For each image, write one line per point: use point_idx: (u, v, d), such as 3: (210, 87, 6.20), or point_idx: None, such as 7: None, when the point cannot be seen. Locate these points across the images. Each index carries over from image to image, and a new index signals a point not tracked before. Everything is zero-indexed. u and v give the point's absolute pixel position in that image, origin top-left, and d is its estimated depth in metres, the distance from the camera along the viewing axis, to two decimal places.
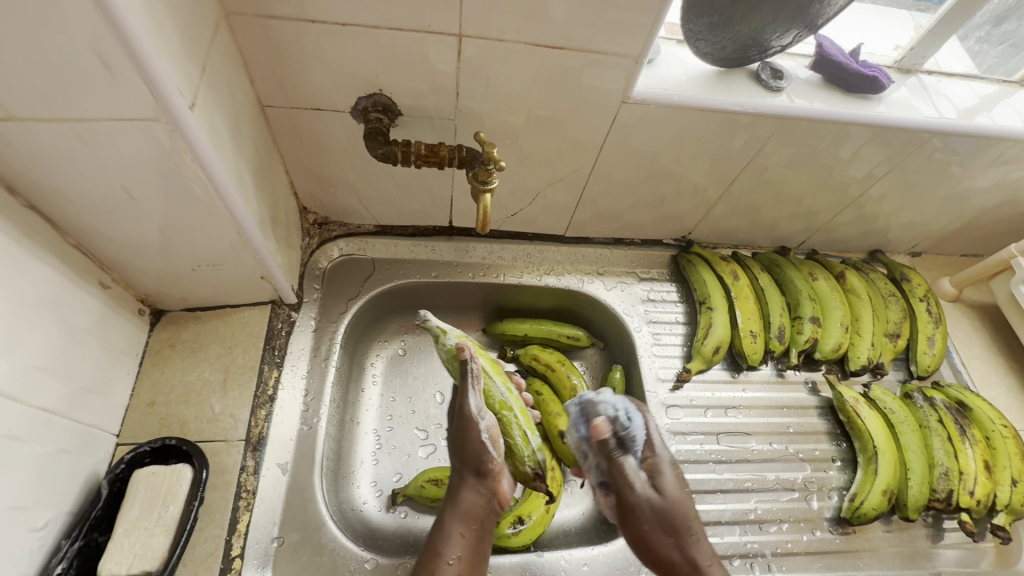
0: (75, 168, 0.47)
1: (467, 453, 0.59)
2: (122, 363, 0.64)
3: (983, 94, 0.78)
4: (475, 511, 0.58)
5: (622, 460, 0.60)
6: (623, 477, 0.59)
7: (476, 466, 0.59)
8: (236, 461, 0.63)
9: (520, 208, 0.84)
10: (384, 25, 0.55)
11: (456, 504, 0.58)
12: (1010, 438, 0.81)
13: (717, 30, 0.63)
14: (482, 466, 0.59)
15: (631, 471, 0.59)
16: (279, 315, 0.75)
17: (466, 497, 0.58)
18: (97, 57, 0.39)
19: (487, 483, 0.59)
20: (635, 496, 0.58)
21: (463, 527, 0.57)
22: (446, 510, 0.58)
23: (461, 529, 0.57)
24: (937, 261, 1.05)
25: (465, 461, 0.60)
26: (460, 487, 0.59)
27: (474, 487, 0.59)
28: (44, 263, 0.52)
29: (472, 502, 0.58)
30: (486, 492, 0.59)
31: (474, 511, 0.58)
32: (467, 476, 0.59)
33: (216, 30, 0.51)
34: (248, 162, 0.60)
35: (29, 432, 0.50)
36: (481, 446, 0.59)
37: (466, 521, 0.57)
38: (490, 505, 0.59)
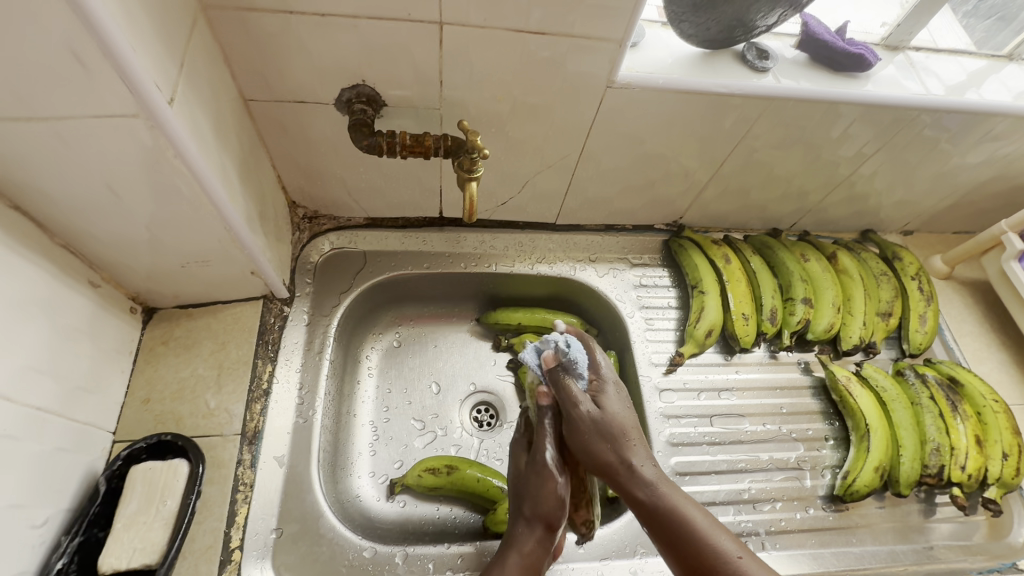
0: (58, 168, 0.47)
1: (540, 505, 0.62)
2: (115, 361, 0.64)
3: (971, 70, 0.78)
4: (533, 561, 0.60)
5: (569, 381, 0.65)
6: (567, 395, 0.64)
7: (546, 517, 0.62)
8: (232, 455, 0.64)
9: (509, 197, 0.84)
10: (364, 15, 0.55)
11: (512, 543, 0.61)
12: (1001, 412, 0.82)
13: (700, 10, 0.63)
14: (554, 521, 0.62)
15: (579, 396, 0.64)
16: (272, 310, 0.75)
17: (521, 539, 0.61)
18: (72, 53, 0.39)
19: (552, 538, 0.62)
20: (576, 410, 0.63)
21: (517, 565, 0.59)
22: (503, 548, 0.62)
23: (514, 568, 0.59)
24: (929, 239, 1.05)
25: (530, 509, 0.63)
26: (528, 538, 0.61)
27: (536, 531, 0.62)
28: (31, 263, 0.52)
29: (530, 547, 0.61)
30: (544, 541, 0.62)
31: (532, 560, 0.60)
32: (526, 518, 0.62)
33: (194, 24, 0.51)
34: (233, 157, 0.59)
35: (25, 431, 0.50)
36: (553, 500, 0.63)
37: (523, 564, 0.60)
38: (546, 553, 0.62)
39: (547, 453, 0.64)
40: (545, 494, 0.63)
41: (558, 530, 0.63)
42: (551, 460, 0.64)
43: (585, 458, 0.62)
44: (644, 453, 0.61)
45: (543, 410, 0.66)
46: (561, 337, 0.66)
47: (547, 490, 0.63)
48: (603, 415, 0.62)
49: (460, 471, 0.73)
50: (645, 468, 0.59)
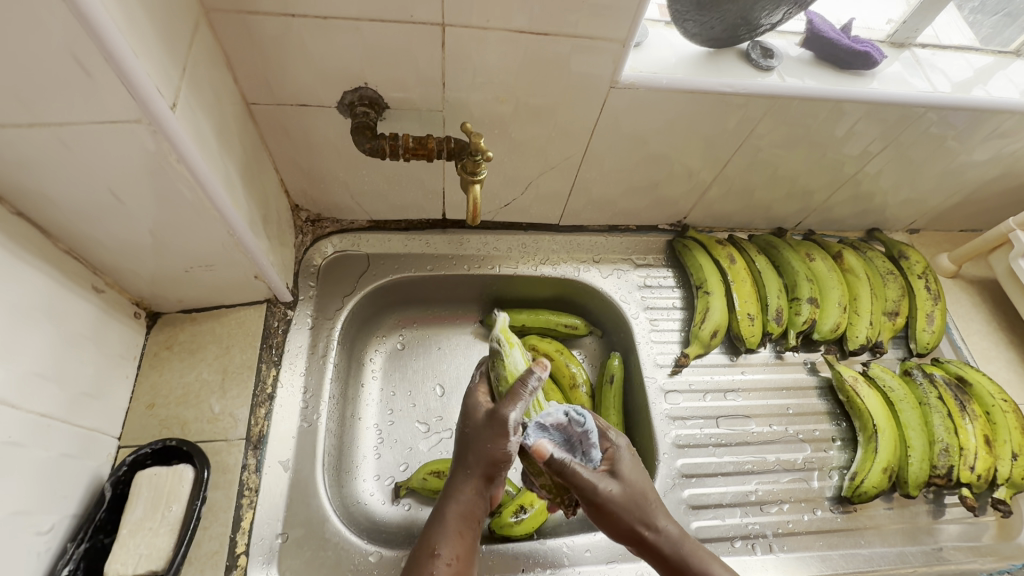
0: (62, 174, 0.47)
1: (478, 451, 0.54)
2: (119, 366, 0.64)
3: (978, 66, 0.77)
4: (473, 511, 0.53)
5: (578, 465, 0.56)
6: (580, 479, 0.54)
7: (487, 463, 0.54)
8: (237, 460, 0.64)
9: (513, 198, 0.83)
10: (366, 18, 0.54)
11: (455, 499, 0.54)
12: (1010, 412, 0.81)
13: (704, 9, 0.62)
14: (494, 467, 0.55)
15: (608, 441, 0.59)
16: (276, 314, 0.75)
17: (466, 495, 0.54)
18: (75, 59, 0.39)
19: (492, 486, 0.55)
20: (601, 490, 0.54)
21: (461, 526, 0.52)
22: (441, 507, 0.54)
23: (459, 529, 0.52)
24: (935, 237, 1.04)
25: (469, 461, 0.55)
26: (462, 484, 0.54)
27: (479, 485, 0.54)
28: (35, 269, 0.51)
29: (473, 503, 0.54)
30: (487, 491, 0.55)
31: (472, 510, 0.53)
32: (473, 474, 0.54)
33: (196, 28, 0.51)
34: (236, 161, 0.59)
35: (30, 438, 0.50)
36: (504, 454, 0.54)
37: (464, 519, 0.53)
38: (485, 503, 0.55)
39: (512, 411, 0.55)
40: (575, 479, 0.55)
41: (499, 478, 0.56)
42: (591, 473, 0.55)
43: (614, 506, 0.54)
44: (666, 516, 0.54)
45: (502, 372, 0.60)
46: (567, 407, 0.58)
47: (587, 489, 0.54)
48: (625, 500, 0.54)
49: None
50: (671, 526, 0.54)
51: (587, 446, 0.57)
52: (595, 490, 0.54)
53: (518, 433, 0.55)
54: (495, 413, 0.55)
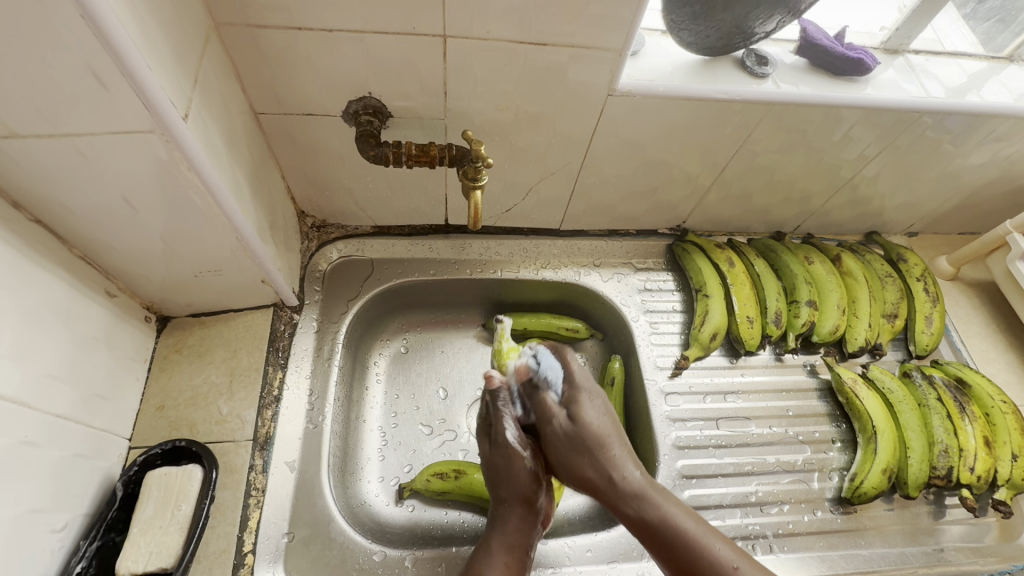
0: (78, 182, 0.49)
1: (515, 486, 0.58)
2: (130, 369, 0.66)
3: (971, 72, 0.79)
4: (518, 542, 0.58)
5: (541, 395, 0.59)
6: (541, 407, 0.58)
7: (522, 495, 0.58)
8: (244, 461, 0.65)
9: (514, 204, 0.85)
10: (370, 30, 0.56)
11: (500, 530, 0.58)
12: (1010, 413, 0.81)
13: (699, 19, 0.64)
14: (529, 496, 0.58)
15: (575, 378, 0.60)
16: (282, 317, 0.77)
17: (510, 524, 0.58)
18: (92, 73, 0.40)
19: (534, 513, 0.59)
20: (551, 424, 0.57)
21: (507, 556, 0.56)
22: (489, 538, 0.58)
23: (505, 558, 0.56)
24: (934, 240, 1.05)
25: (506, 493, 0.59)
26: (504, 516, 0.59)
27: (521, 514, 0.58)
28: (51, 275, 0.53)
29: (517, 532, 0.58)
30: (532, 521, 0.59)
31: (518, 541, 0.58)
32: (512, 503, 0.59)
33: (207, 42, 0.53)
34: (244, 169, 0.61)
35: (46, 438, 0.52)
36: (529, 476, 0.58)
37: (510, 549, 0.57)
38: (533, 529, 0.59)
39: (507, 433, 0.59)
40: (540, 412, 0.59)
41: (540, 505, 0.59)
42: (551, 401, 0.59)
43: (568, 438, 0.56)
44: (630, 469, 0.54)
45: (496, 395, 0.60)
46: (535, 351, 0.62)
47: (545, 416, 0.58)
48: (572, 439, 0.56)
49: (468, 476, 0.74)
50: (631, 476, 0.54)
51: (549, 382, 0.60)
52: (548, 419, 0.58)
53: (526, 449, 0.59)
54: (497, 438, 0.59)
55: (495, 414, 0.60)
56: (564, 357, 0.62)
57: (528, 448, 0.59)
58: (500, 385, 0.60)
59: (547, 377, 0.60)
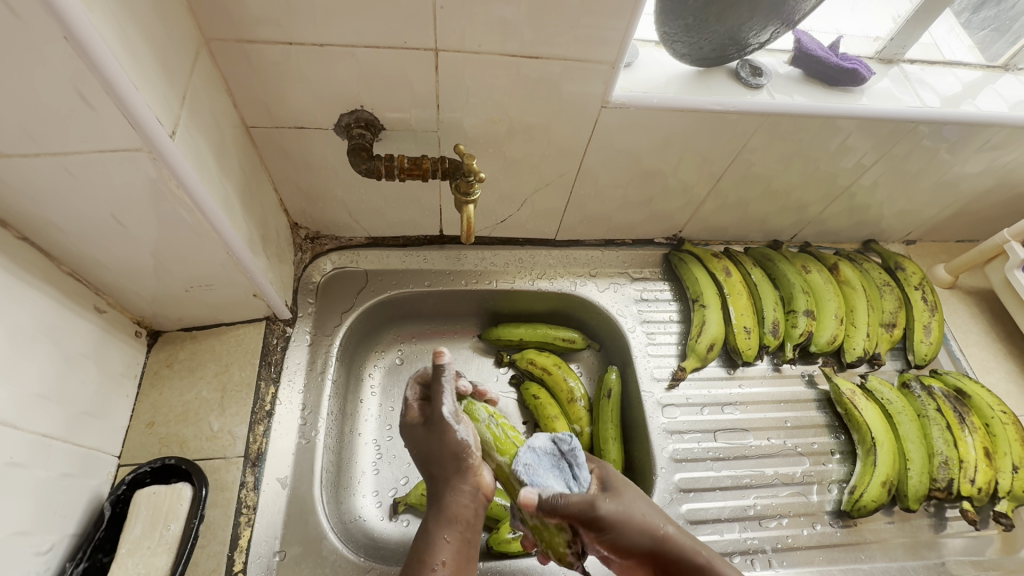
0: (65, 200, 0.48)
1: (443, 453, 0.54)
2: (120, 385, 0.65)
3: (966, 81, 0.79)
4: (462, 514, 0.52)
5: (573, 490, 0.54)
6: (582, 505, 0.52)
7: (455, 466, 0.54)
8: (235, 478, 0.64)
9: (509, 214, 0.84)
10: (362, 44, 0.56)
11: (441, 507, 0.52)
12: (1010, 424, 0.80)
13: (693, 31, 0.64)
14: (461, 460, 0.54)
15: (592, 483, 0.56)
16: (274, 331, 0.76)
17: (450, 498, 0.52)
18: (77, 93, 0.40)
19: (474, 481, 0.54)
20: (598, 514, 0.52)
21: (449, 532, 0.51)
22: (430, 514, 0.52)
23: (447, 535, 0.50)
24: (932, 248, 1.04)
25: (442, 461, 0.54)
26: (444, 488, 0.53)
27: (460, 487, 0.53)
28: (38, 293, 0.53)
29: (460, 506, 0.52)
30: (472, 490, 0.53)
31: (461, 513, 0.52)
32: (449, 476, 0.54)
33: (196, 58, 0.52)
34: (235, 184, 0.61)
35: (32, 458, 0.51)
36: (460, 447, 0.54)
37: (454, 522, 0.51)
38: (476, 504, 0.53)
39: (444, 407, 0.56)
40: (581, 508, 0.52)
41: (477, 471, 0.55)
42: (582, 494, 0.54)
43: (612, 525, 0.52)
44: (680, 540, 0.54)
45: (442, 369, 0.57)
46: (554, 437, 0.58)
47: (590, 510, 0.52)
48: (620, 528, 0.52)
49: None
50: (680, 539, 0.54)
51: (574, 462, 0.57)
52: (590, 507, 0.52)
53: (458, 421, 0.56)
54: (432, 416, 0.56)
55: (436, 385, 0.57)
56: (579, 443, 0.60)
57: (460, 421, 0.56)
58: (449, 362, 0.57)
59: (575, 453, 0.57)
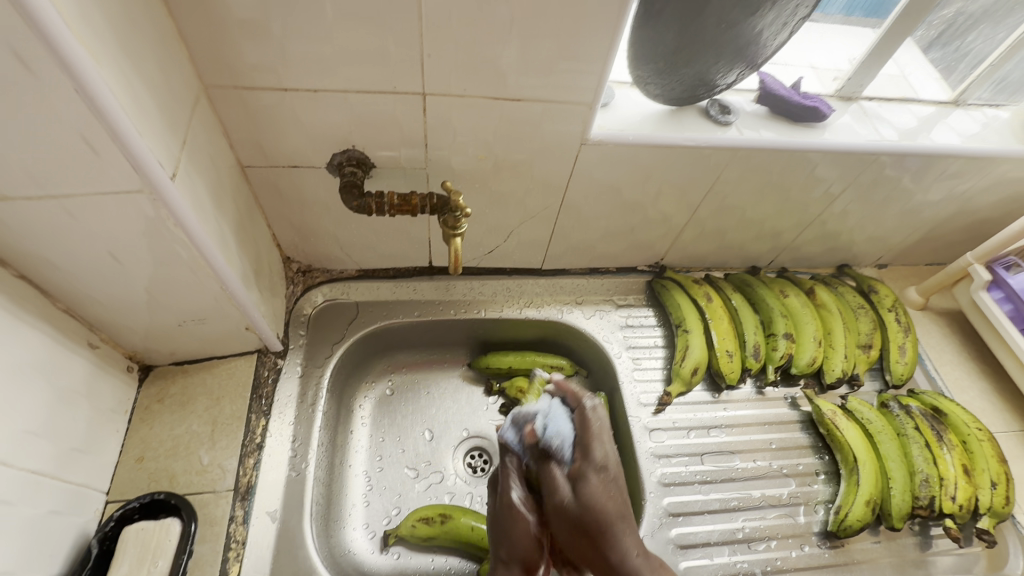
0: (67, 241, 0.50)
1: (516, 547, 0.56)
2: (110, 421, 0.65)
3: (922, 116, 0.84)
4: None
5: (552, 469, 0.56)
6: (548, 481, 0.55)
7: (523, 559, 0.56)
8: (225, 512, 0.64)
9: (495, 245, 0.87)
10: (353, 90, 0.59)
11: None
12: (986, 441, 0.83)
13: (664, 74, 0.69)
14: (530, 561, 0.56)
15: (562, 479, 0.55)
16: (265, 363, 0.77)
17: None
18: (84, 140, 0.42)
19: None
20: (557, 501, 0.54)
21: None
22: None
23: None
24: (903, 271, 1.08)
25: (512, 554, 0.56)
26: None
27: None
28: (36, 330, 0.54)
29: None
30: None
31: None
32: (512, 572, 0.56)
33: (197, 104, 0.56)
34: (230, 221, 0.63)
35: (20, 496, 0.51)
36: (531, 543, 0.56)
37: None
38: None
39: (513, 493, 0.58)
40: (553, 481, 0.55)
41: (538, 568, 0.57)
42: (558, 475, 0.55)
43: (570, 515, 0.53)
44: (629, 545, 0.53)
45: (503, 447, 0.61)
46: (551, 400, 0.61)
47: (557, 493, 0.54)
48: (585, 498, 0.53)
49: (454, 520, 0.75)
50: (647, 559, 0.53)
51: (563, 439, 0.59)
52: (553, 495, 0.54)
53: (528, 511, 0.57)
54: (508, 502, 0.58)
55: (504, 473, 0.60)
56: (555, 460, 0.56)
57: (531, 510, 0.57)
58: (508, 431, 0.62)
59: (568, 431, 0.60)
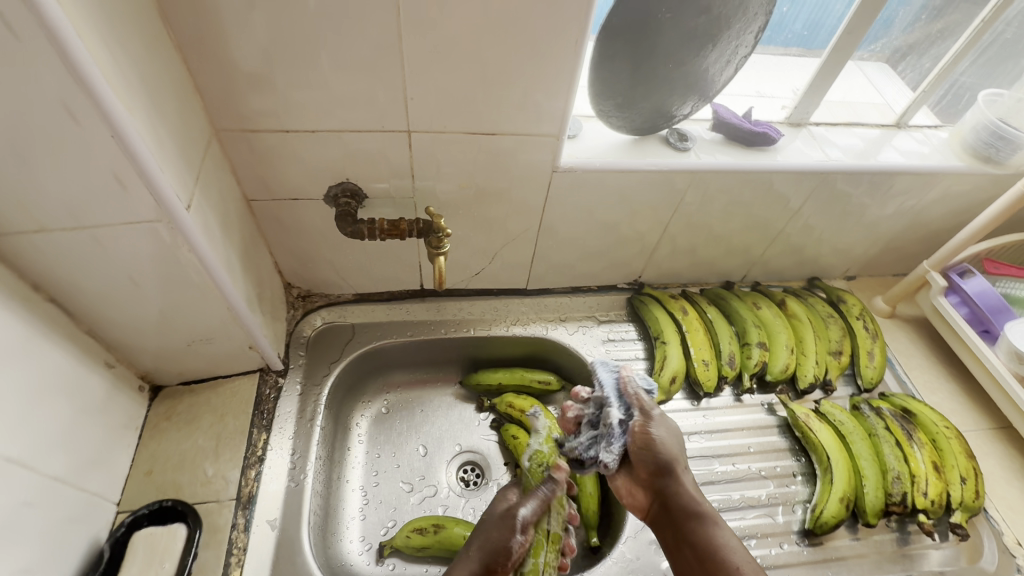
0: (93, 267, 0.57)
1: (488, 544, 0.65)
2: (123, 436, 0.70)
3: (866, 138, 0.92)
4: None
5: (639, 400, 0.72)
6: (644, 408, 0.72)
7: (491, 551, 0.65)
8: (227, 520, 0.68)
9: (482, 267, 0.94)
10: (346, 130, 0.67)
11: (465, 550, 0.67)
12: (954, 438, 0.87)
13: (624, 107, 0.77)
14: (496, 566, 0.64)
15: (647, 405, 0.72)
16: (267, 382, 0.82)
17: (477, 542, 0.66)
18: (115, 178, 0.49)
19: None
20: (650, 421, 0.71)
21: None
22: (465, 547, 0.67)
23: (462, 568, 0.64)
24: (871, 282, 1.14)
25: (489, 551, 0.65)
26: (474, 541, 0.67)
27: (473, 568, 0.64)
28: (62, 349, 0.60)
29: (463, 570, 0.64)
30: None
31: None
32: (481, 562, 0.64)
33: (208, 145, 0.63)
34: (236, 249, 0.69)
35: (42, 500, 0.56)
36: (502, 547, 0.65)
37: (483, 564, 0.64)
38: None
39: (524, 508, 0.68)
40: (643, 404, 0.72)
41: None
42: (648, 401, 0.73)
43: (653, 444, 0.70)
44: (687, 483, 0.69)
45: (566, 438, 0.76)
46: (644, 373, 0.77)
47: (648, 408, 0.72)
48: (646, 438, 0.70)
49: (447, 530, 0.78)
50: (684, 484, 0.69)
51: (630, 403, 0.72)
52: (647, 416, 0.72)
53: (523, 530, 0.66)
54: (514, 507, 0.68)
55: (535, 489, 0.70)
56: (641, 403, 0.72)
57: (524, 531, 0.66)
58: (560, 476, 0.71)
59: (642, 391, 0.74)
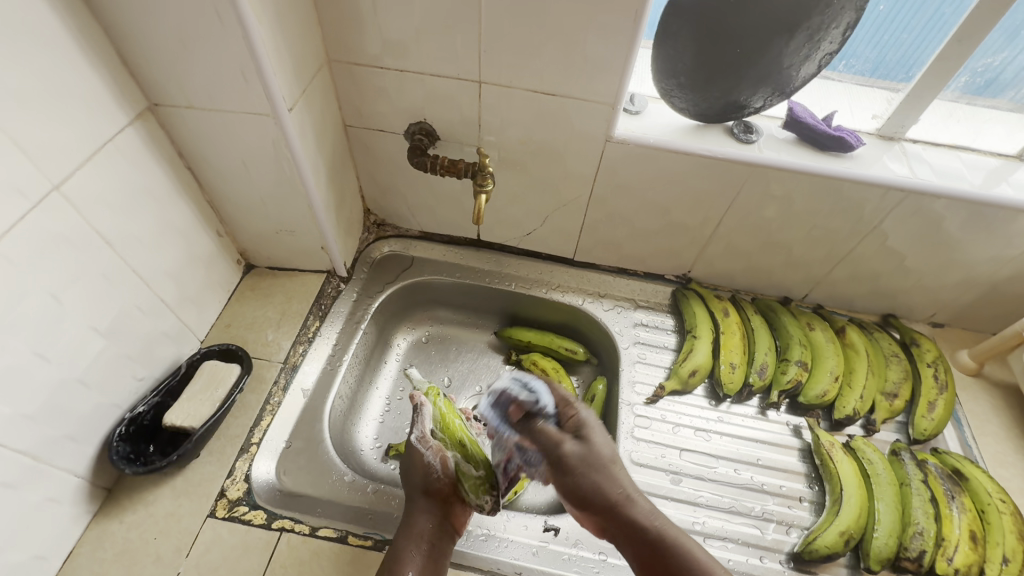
0: (220, 147, 0.74)
1: (414, 479, 0.72)
2: (218, 292, 0.89)
3: (970, 164, 0.83)
4: (424, 533, 0.67)
5: (541, 424, 0.69)
6: (551, 437, 0.67)
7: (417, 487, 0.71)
8: (272, 376, 0.84)
9: (533, 228, 1.01)
10: (429, 73, 0.78)
11: (409, 525, 0.68)
12: (1007, 514, 0.76)
13: (688, 89, 0.79)
14: (429, 487, 0.71)
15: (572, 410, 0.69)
16: (331, 283, 0.97)
17: (415, 518, 0.68)
18: (241, 74, 0.64)
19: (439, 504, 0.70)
20: (558, 442, 0.67)
21: (416, 550, 0.66)
22: (400, 534, 0.67)
23: (412, 551, 0.65)
24: (962, 335, 1.01)
25: (414, 482, 0.72)
26: (414, 512, 0.69)
27: (424, 509, 0.69)
28: (189, 208, 0.78)
29: (424, 524, 0.67)
30: (434, 512, 0.69)
31: (423, 531, 0.67)
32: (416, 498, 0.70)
33: (319, 70, 0.78)
34: (326, 161, 0.84)
35: (150, 312, 0.74)
36: (427, 469, 0.72)
37: (417, 538, 0.66)
38: (439, 523, 0.68)
39: (414, 433, 0.75)
40: (568, 406, 0.70)
41: (443, 495, 0.70)
42: (553, 430, 0.68)
43: (582, 465, 0.64)
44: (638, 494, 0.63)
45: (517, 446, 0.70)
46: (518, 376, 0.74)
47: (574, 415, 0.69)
48: (591, 450, 0.65)
49: None
50: (639, 506, 0.62)
51: (542, 413, 0.70)
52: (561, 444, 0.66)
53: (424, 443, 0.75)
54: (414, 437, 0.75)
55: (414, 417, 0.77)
56: (553, 389, 0.72)
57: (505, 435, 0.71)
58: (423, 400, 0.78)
59: (543, 406, 0.70)
